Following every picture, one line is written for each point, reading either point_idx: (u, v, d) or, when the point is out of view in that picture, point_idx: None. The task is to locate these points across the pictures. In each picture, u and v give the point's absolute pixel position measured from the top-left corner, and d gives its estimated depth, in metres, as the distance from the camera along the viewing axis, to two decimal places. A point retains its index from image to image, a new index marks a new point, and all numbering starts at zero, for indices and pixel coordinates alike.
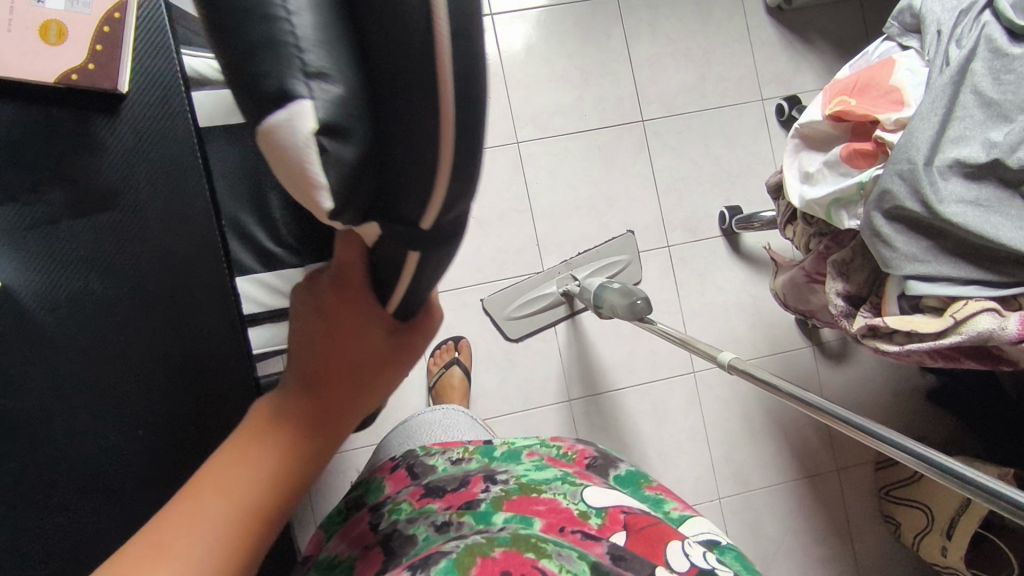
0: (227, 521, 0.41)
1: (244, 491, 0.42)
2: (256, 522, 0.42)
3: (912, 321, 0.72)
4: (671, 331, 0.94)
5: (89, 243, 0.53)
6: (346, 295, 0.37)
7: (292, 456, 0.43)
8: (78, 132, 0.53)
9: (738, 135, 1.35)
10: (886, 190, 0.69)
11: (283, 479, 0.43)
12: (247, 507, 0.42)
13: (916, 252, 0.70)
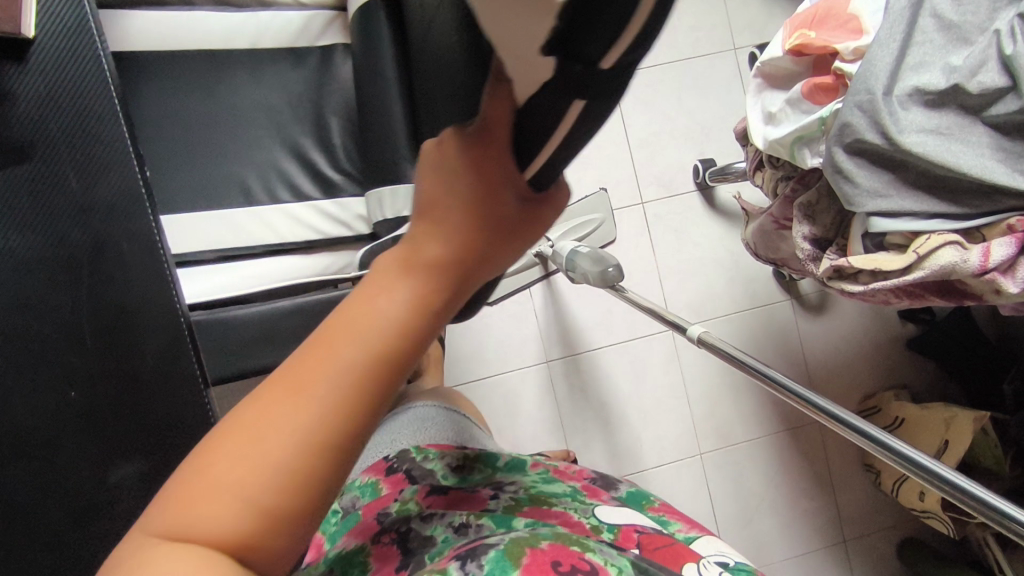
0: (280, 432, 0.31)
1: (302, 388, 0.32)
2: (310, 436, 0.31)
3: (876, 260, 0.70)
4: (643, 300, 0.91)
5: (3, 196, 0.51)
6: (486, 151, 0.35)
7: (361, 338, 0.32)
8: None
9: (711, 85, 1.32)
10: (845, 123, 0.67)
11: (346, 373, 0.32)
12: (298, 418, 0.31)
13: (878, 187, 0.68)
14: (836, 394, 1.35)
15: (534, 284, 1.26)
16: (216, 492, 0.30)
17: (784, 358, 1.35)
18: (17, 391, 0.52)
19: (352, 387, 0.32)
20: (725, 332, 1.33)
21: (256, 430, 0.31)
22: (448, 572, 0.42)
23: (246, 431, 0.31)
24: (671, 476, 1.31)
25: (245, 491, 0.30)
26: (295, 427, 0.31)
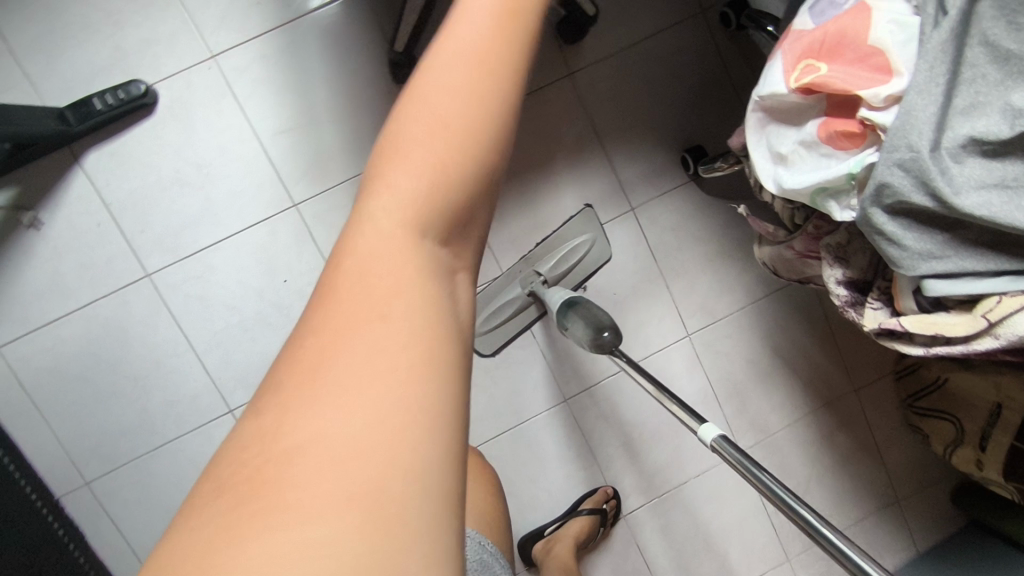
0: (415, 195, 0.36)
1: (410, 151, 0.37)
2: (431, 203, 0.37)
3: (935, 323, 0.60)
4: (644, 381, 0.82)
5: None
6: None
7: (469, 95, 0.38)
8: None
9: (685, 59, 1.14)
10: (883, 185, 0.54)
11: (465, 140, 0.37)
12: (418, 180, 0.37)
13: (929, 247, 0.57)
14: (869, 362, 1.30)
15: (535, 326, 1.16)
16: (397, 245, 0.36)
17: (809, 334, 1.26)
18: None
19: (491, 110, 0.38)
20: (744, 323, 1.23)
21: (404, 175, 0.37)
22: None
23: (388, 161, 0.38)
24: (716, 482, 1.25)
25: (410, 246, 0.36)
26: (429, 188, 0.36)
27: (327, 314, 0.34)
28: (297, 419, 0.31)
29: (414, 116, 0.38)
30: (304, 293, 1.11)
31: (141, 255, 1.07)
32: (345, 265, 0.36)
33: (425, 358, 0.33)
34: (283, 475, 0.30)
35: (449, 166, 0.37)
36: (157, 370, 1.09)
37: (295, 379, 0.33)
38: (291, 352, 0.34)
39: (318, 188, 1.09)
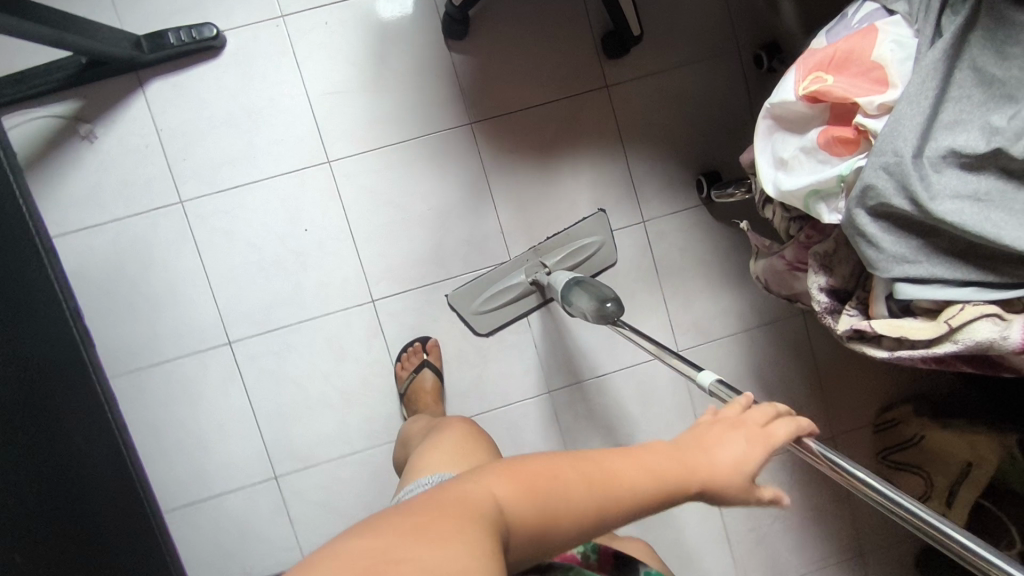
0: (588, 489, 0.51)
1: (604, 463, 0.53)
2: (600, 510, 0.51)
3: (902, 327, 0.65)
4: (646, 343, 0.90)
5: None
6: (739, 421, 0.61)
7: (669, 466, 0.55)
8: None
9: (712, 91, 1.22)
10: (868, 186, 0.60)
11: (644, 482, 0.54)
12: (597, 501, 0.51)
13: (904, 252, 0.62)
14: (851, 411, 1.31)
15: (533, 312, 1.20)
16: (557, 500, 0.50)
17: (795, 373, 1.30)
18: None
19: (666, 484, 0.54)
20: (732, 350, 1.27)
21: (584, 467, 0.53)
22: None
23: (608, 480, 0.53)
24: (682, 500, 1.27)
25: (564, 511, 0.50)
26: (595, 486, 0.52)
27: (478, 494, 0.49)
28: (447, 523, 0.45)
29: (629, 452, 0.55)
30: (322, 245, 1.17)
31: (179, 183, 1.14)
32: (512, 476, 0.51)
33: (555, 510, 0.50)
34: (425, 539, 0.44)
35: (623, 483, 0.53)
36: (170, 293, 1.14)
37: (455, 507, 0.47)
38: (455, 492, 0.49)
39: (353, 151, 1.16)
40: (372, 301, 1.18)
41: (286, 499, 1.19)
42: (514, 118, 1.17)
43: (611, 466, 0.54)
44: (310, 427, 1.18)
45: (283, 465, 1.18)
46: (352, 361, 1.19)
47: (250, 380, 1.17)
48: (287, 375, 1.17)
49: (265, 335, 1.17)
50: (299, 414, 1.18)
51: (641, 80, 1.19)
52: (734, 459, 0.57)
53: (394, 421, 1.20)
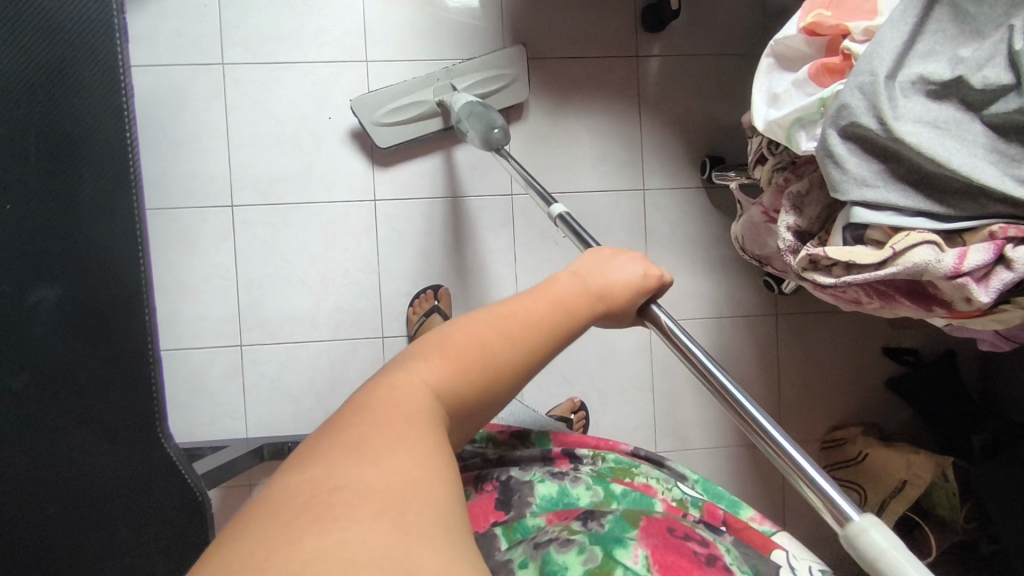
0: (511, 347, 0.62)
1: (516, 319, 0.64)
2: (523, 362, 0.63)
3: (852, 252, 0.69)
4: (513, 164, 1.01)
5: (43, 242, 0.72)
6: (583, 300, 0.71)
7: (569, 303, 0.70)
8: (57, 151, 0.72)
9: (732, 85, 1.30)
10: (843, 105, 0.65)
11: (552, 326, 0.66)
12: (519, 351, 0.63)
13: (865, 176, 0.67)
14: (804, 423, 1.33)
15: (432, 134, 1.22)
16: (477, 359, 0.60)
17: (758, 372, 1.33)
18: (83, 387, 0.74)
19: (527, 355, 0.63)
20: (701, 333, 1.31)
21: (502, 326, 0.63)
22: (576, 526, 0.64)
23: (464, 368, 0.59)
24: None
25: (483, 372, 0.60)
26: (516, 342, 0.63)
27: (411, 388, 0.55)
28: (394, 434, 0.50)
29: (529, 301, 0.67)
30: (341, 135, 1.22)
31: (226, 46, 1.20)
32: (437, 359, 0.59)
33: (423, 414, 0.53)
34: (374, 455, 0.47)
35: (539, 333, 0.65)
36: (190, 145, 1.20)
37: (392, 408, 0.53)
38: (391, 392, 0.54)
39: (390, 57, 1.23)
40: (373, 200, 1.23)
41: (244, 368, 1.22)
42: (543, 63, 1.26)
43: (466, 357, 0.60)
44: (285, 303, 1.22)
45: (250, 334, 1.21)
46: (339, 251, 1.23)
47: (239, 246, 1.21)
48: (276, 248, 1.22)
49: (267, 206, 1.21)
50: (278, 288, 1.22)
51: (667, 60, 1.28)
52: (620, 287, 0.75)
53: (365, 318, 1.24)
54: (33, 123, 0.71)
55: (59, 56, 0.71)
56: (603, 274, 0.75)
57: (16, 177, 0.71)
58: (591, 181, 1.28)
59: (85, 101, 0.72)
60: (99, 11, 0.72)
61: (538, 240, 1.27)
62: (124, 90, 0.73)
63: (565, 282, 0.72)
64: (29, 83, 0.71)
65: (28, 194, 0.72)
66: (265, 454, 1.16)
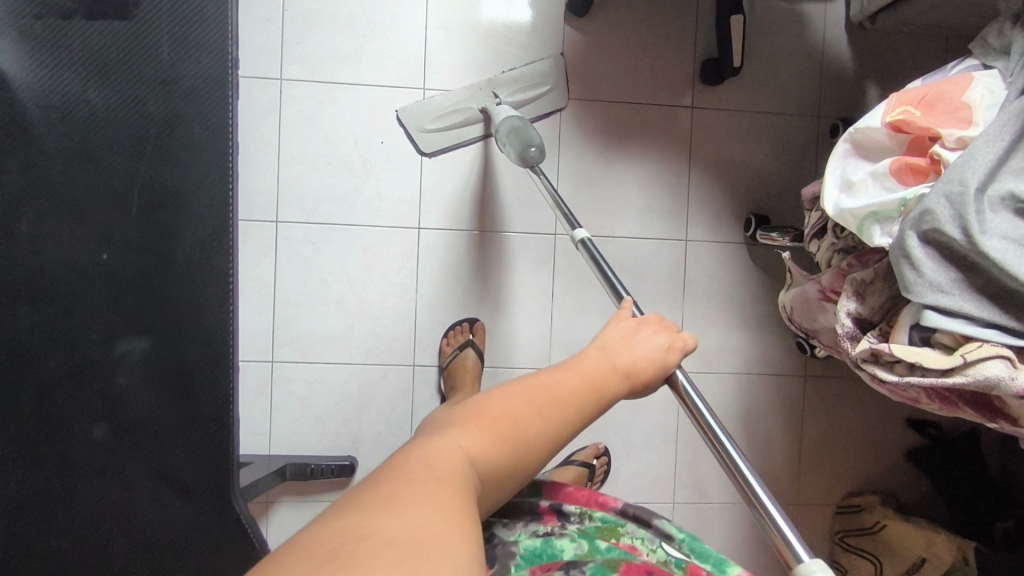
0: (541, 421, 0.61)
1: (547, 391, 0.63)
2: (551, 435, 0.62)
3: (920, 354, 0.69)
4: (547, 184, 1.00)
5: (141, 296, 0.72)
6: (617, 369, 0.69)
7: (600, 377, 0.68)
8: (167, 208, 0.71)
9: (783, 145, 1.30)
10: (927, 209, 0.65)
11: (582, 400, 0.65)
12: (547, 427, 0.61)
13: (941, 281, 0.67)
14: (823, 487, 1.33)
15: (472, 142, 1.23)
16: (511, 432, 0.59)
17: (782, 433, 1.32)
18: (162, 445, 0.74)
19: (560, 426, 0.62)
20: (729, 389, 1.31)
21: (538, 396, 0.62)
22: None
23: (500, 436, 0.58)
24: None
25: (517, 445, 0.59)
26: (547, 416, 0.62)
27: (447, 454, 0.54)
28: (426, 491, 0.49)
29: (563, 374, 0.66)
30: (391, 159, 1.22)
31: (286, 61, 1.19)
32: (474, 428, 0.58)
33: (456, 477, 0.52)
34: (403, 508, 0.47)
35: (568, 407, 0.64)
36: (240, 157, 1.20)
37: (427, 470, 0.52)
38: (427, 455, 0.54)
39: (448, 86, 1.23)
40: (417, 227, 1.23)
41: (272, 384, 1.22)
42: (598, 105, 1.26)
43: (503, 424, 0.59)
44: (319, 323, 1.22)
45: (282, 351, 1.21)
46: (378, 276, 1.23)
47: (280, 261, 1.21)
48: (317, 268, 1.22)
49: (311, 225, 1.21)
50: (314, 307, 1.22)
51: (722, 114, 1.28)
52: (648, 362, 0.71)
53: (397, 344, 1.24)
54: (144, 176, 0.71)
55: (171, 109, 0.70)
56: (626, 341, 0.73)
57: (119, 228, 0.71)
58: (634, 227, 1.28)
59: (193, 156, 0.71)
60: (214, 65, 0.71)
61: (577, 281, 1.26)
62: (230, 148, 0.71)
63: (596, 352, 0.71)
64: (141, 133, 0.71)
65: (128, 245, 0.71)
66: (288, 473, 1.15)
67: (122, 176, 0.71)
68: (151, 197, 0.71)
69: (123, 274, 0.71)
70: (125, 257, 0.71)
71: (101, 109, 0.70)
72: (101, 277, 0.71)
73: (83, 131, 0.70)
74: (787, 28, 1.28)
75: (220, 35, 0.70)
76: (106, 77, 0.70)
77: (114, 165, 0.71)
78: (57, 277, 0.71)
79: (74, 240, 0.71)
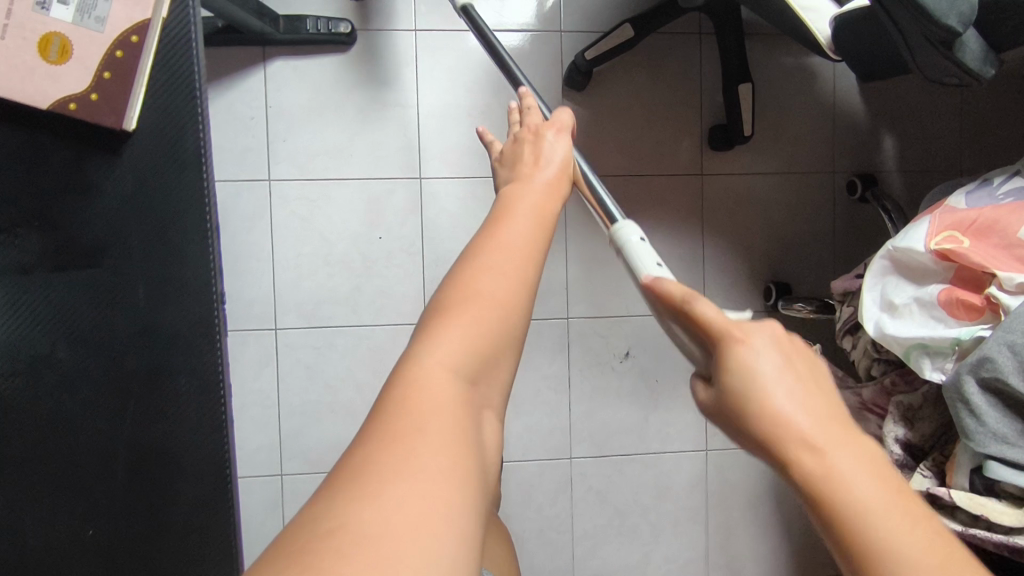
0: (511, 287, 0.47)
1: (496, 261, 0.48)
2: (529, 294, 0.48)
3: (984, 506, 0.63)
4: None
5: (127, 567, 0.63)
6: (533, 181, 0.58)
7: (541, 216, 0.54)
8: (152, 471, 0.63)
9: (799, 206, 1.24)
10: (986, 358, 0.60)
11: (540, 239, 0.52)
12: (518, 283, 0.48)
13: (1005, 432, 0.61)
14: None
15: None
16: (482, 314, 0.45)
17: None
18: None
19: (528, 275, 0.49)
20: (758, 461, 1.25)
21: (493, 262, 0.48)
22: None
23: (463, 307, 0.45)
24: None
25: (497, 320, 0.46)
26: (521, 274, 0.48)
27: (429, 374, 0.42)
28: (408, 442, 0.38)
29: (514, 223, 0.52)
30: (390, 255, 1.16)
31: (272, 161, 1.13)
32: (443, 323, 0.45)
33: (437, 400, 0.41)
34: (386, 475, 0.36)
35: (529, 281, 0.49)
36: (232, 266, 1.14)
37: (406, 405, 0.40)
38: (404, 387, 0.41)
39: (447, 174, 1.17)
40: None
41: (284, 497, 1.17)
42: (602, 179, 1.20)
43: (461, 299, 0.46)
44: (328, 432, 1.16)
45: (291, 464, 1.16)
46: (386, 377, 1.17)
47: (282, 370, 1.15)
48: (321, 374, 1.16)
49: (311, 330, 1.15)
50: (321, 416, 1.16)
51: (733, 179, 1.22)
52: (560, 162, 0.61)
53: None
54: (122, 438, 0.63)
55: (152, 360, 0.63)
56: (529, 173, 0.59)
57: (103, 492, 0.63)
58: None
59: (179, 412, 0.63)
60: (198, 309, 0.63)
61: (594, 366, 1.21)
62: (224, 398, 0.64)
63: (522, 190, 0.57)
64: (118, 388, 0.63)
65: (112, 519, 0.63)
66: None
67: (101, 440, 0.62)
68: (132, 460, 0.63)
69: (107, 546, 0.63)
70: (110, 527, 0.63)
71: (72, 369, 0.62)
72: (80, 549, 0.63)
73: (50, 392, 0.62)
74: (798, 81, 1.22)
75: (202, 275, 0.63)
76: (74, 329, 0.62)
77: (91, 426, 0.62)
78: (33, 553, 0.62)
79: (54, 518, 0.62)
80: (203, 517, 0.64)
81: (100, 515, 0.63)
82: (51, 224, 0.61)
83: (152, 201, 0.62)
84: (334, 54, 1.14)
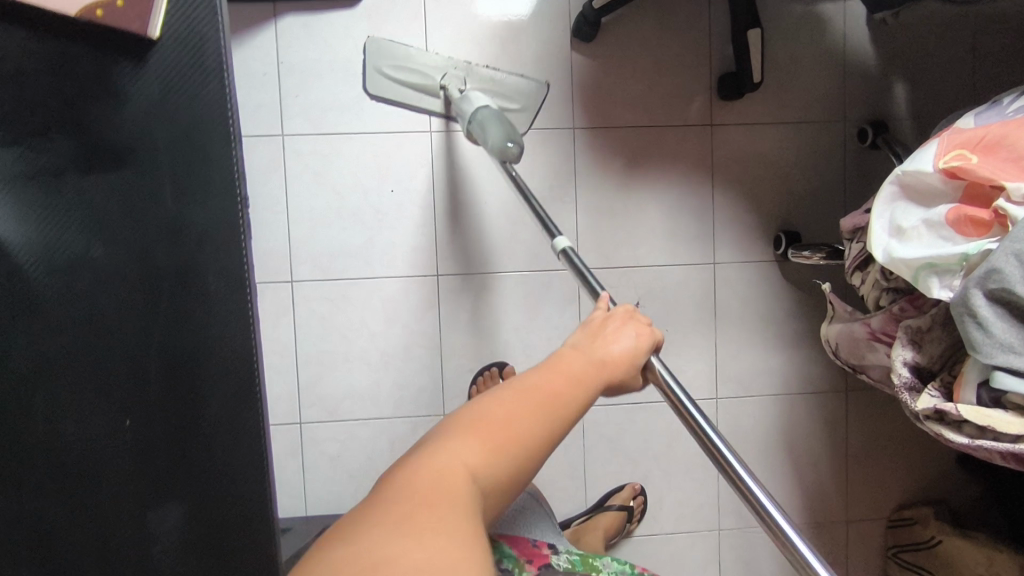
0: (536, 428, 0.54)
1: (527, 398, 0.56)
2: (548, 440, 0.55)
3: (992, 417, 0.65)
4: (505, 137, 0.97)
5: (163, 459, 0.67)
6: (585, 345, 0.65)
7: (581, 376, 0.61)
8: (184, 370, 0.66)
9: (809, 155, 1.24)
10: (994, 268, 0.61)
11: (573, 403, 0.58)
12: (542, 426, 0.55)
13: (1013, 342, 0.62)
14: (872, 501, 1.30)
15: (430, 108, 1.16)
16: (505, 439, 0.52)
17: (827, 450, 1.29)
18: None
19: (553, 424, 0.56)
20: (768, 409, 1.27)
21: (524, 398, 0.56)
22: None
23: (494, 428, 0.53)
24: (683, 545, 1.27)
25: (516, 453, 0.53)
26: (547, 424, 0.55)
27: (446, 468, 0.49)
28: (429, 511, 0.45)
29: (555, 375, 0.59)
30: (403, 207, 1.18)
31: (285, 116, 1.15)
32: (468, 436, 0.52)
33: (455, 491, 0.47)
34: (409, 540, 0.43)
35: (550, 429, 0.55)
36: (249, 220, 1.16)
37: (427, 488, 0.47)
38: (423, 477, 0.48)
39: (457, 127, 1.18)
40: (436, 275, 1.19)
41: (303, 445, 1.20)
42: (612, 130, 1.20)
43: (494, 418, 0.54)
44: (345, 382, 1.19)
45: (310, 413, 1.19)
46: (400, 328, 1.19)
47: (298, 323, 1.18)
48: (337, 326, 1.18)
49: (326, 282, 1.18)
50: (337, 366, 1.19)
51: (742, 127, 1.22)
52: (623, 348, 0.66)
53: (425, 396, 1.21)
54: (156, 339, 0.66)
55: (181, 262, 0.65)
56: (598, 343, 0.66)
57: (139, 389, 0.66)
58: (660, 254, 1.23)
59: (208, 315, 0.66)
60: (224, 214, 0.65)
61: None
62: (250, 299, 0.66)
63: (577, 355, 0.64)
64: (150, 290, 0.65)
65: (146, 413, 0.66)
66: None
67: (136, 338, 0.65)
68: (166, 358, 0.66)
69: (144, 440, 0.66)
70: (147, 422, 0.66)
71: (106, 269, 0.65)
72: (118, 441, 0.66)
73: (86, 293, 0.65)
74: (807, 28, 1.21)
75: (225, 179, 0.65)
76: (107, 231, 0.65)
77: (127, 325, 0.65)
78: (73, 445, 0.66)
79: (94, 413, 0.66)
80: (234, 414, 0.67)
81: (137, 411, 0.66)
82: (83, 128, 0.63)
83: (177, 108, 0.64)
84: (344, 8, 1.15)
